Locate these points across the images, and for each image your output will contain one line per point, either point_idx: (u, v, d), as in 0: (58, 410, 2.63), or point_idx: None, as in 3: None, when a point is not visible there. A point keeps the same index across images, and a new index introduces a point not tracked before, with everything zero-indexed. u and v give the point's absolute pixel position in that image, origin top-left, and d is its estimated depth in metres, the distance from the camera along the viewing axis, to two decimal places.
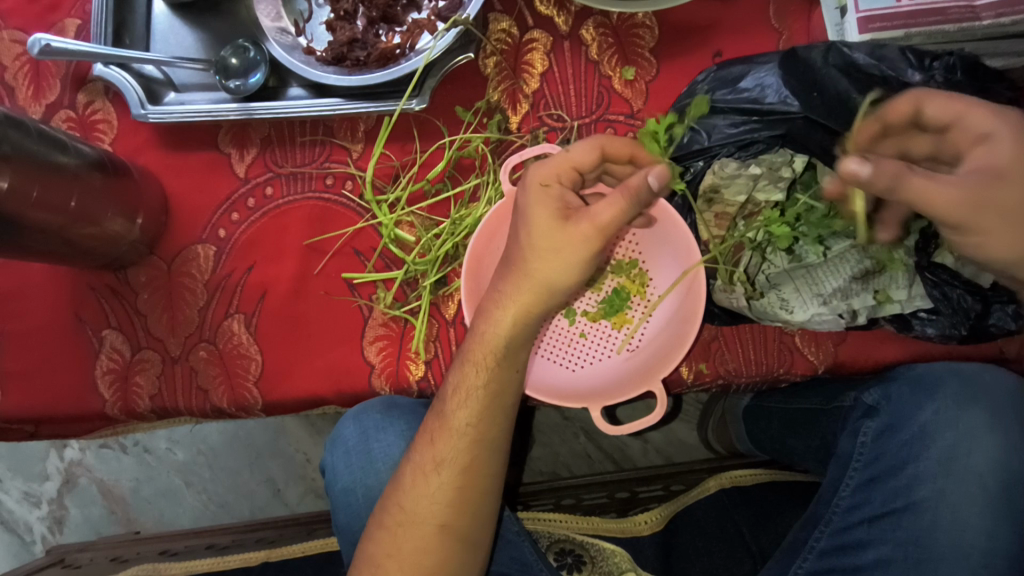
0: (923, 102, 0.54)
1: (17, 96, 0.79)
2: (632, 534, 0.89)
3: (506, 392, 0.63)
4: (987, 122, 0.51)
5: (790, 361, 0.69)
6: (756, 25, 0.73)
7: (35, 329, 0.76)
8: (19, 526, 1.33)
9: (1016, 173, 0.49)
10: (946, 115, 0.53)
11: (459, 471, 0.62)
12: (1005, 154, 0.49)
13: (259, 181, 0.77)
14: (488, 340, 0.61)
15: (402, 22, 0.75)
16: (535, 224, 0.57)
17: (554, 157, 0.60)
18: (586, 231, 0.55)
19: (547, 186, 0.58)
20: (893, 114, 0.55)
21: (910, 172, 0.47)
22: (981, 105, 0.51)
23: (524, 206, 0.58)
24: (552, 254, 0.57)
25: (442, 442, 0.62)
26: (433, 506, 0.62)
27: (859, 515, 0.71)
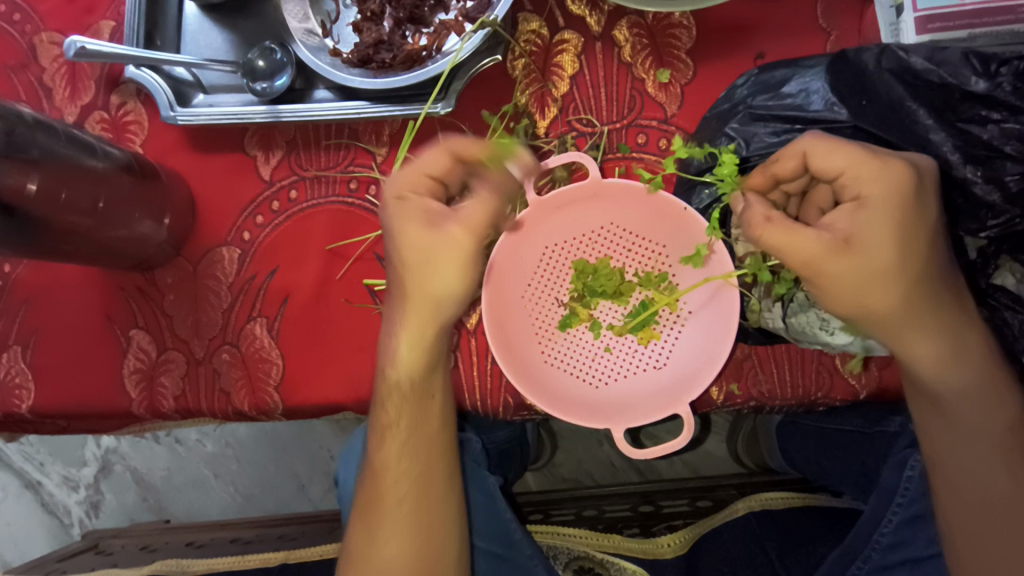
0: (809, 155, 0.52)
1: (54, 98, 0.80)
2: (654, 555, 0.86)
3: (428, 420, 0.64)
4: (871, 184, 0.50)
5: (829, 385, 0.65)
6: (802, 26, 0.69)
7: (67, 326, 0.77)
8: (58, 509, 1.38)
9: (869, 241, 0.49)
10: (833, 168, 0.51)
11: (397, 509, 0.63)
12: (868, 222, 0.50)
13: (285, 184, 0.77)
14: (399, 378, 0.62)
15: (429, 23, 0.74)
16: (401, 239, 0.58)
17: (405, 169, 0.59)
18: (390, 198, 0.59)
19: (401, 200, 0.59)
20: (781, 168, 0.54)
21: (766, 219, 0.51)
22: (865, 158, 0.50)
23: (389, 225, 0.59)
24: (404, 261, 0.59)
25: (376, 486, 0.64)
26: (376, 542, 0.63)
27: (901, 554, 0.67)
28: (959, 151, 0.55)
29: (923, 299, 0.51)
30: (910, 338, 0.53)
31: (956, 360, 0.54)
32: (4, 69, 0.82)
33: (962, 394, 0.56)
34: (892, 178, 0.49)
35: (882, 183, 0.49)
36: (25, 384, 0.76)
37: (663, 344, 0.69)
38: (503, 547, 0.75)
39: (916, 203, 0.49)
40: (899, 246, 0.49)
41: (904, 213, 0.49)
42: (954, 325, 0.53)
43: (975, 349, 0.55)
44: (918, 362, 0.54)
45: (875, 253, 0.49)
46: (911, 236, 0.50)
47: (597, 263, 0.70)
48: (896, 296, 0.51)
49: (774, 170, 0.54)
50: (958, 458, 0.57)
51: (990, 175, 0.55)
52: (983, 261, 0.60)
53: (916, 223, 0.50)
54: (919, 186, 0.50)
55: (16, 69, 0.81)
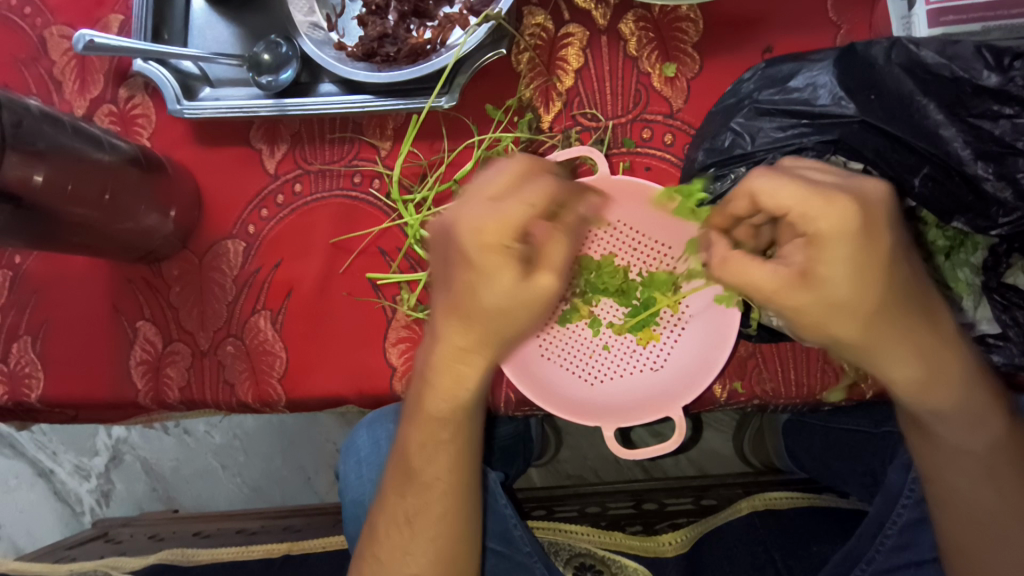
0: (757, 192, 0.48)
1: (64, 91, 0.81)
2: (655, 554, 0.85)
3: (472, 438, 0.62)
4: (819, 220, 0.45)
5: (835, 384, 0.64)
6: (811, 19, 0.68)
7: (76, 317, 0.78)
8: (70, 497, 1.40)
9: (829, 278, 0.46)
10: (783, 203, 0.46)
11: (432, 523, 0.61)
12: (828, 261, 0.46)
13: (289, 177, 0.77)
14: (449, 401, 0.58)
15: (433, 16, 0.74)
16: (496, 287, 0.50)
17: (488, 210, 0.49)
18: (491, 246, 0.49)
19: (506, 246, 0.49)
20: (737, 207, 0.51)
21: (723, 261, 0.50)
22: (816, 195, 0.45)
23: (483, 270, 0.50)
24: (472, 291, 0.51)
25: (416, 497, 0.61)
26: (407, 557, 0.61)
27: (904, 557, 0.67)
28: (970, 146, 0.54)
29: (895, 325, 0.49)
30: (886, 364, 0.51)
31: (936, 381, 0.52)
32: (15, 62, 0.82)
33: (945, 412, 0.54)
34: (844, 211, 0.45)
35: (835, 216, 0.45)
36: (34, 374, 0.77)
37: (662, 346, 0.69)
38: (501, 544, 0.75)
39: (872, 234, 0.45)
40: (856, 284, 0.46)
41: (863, 245, 0.45)
42: (931, 347, 0.51)
43: (956, 368, 0.52)
44: (894, 383, 0.53)
45: (831, 291, 0.46)
46: (872, 268, 0.46)
47: (602, 260, 0.69)
48: (862, 328, 0.48)
49: (728, 207, 0.52)
50: (941, 471, 0.57)
51: (1001, 171, 0.54)
52: (994, 259, 0.59)
53: (874, 255, 0.46)
54: (873, 211, 0.45)
55: (27, 62, 0.82)
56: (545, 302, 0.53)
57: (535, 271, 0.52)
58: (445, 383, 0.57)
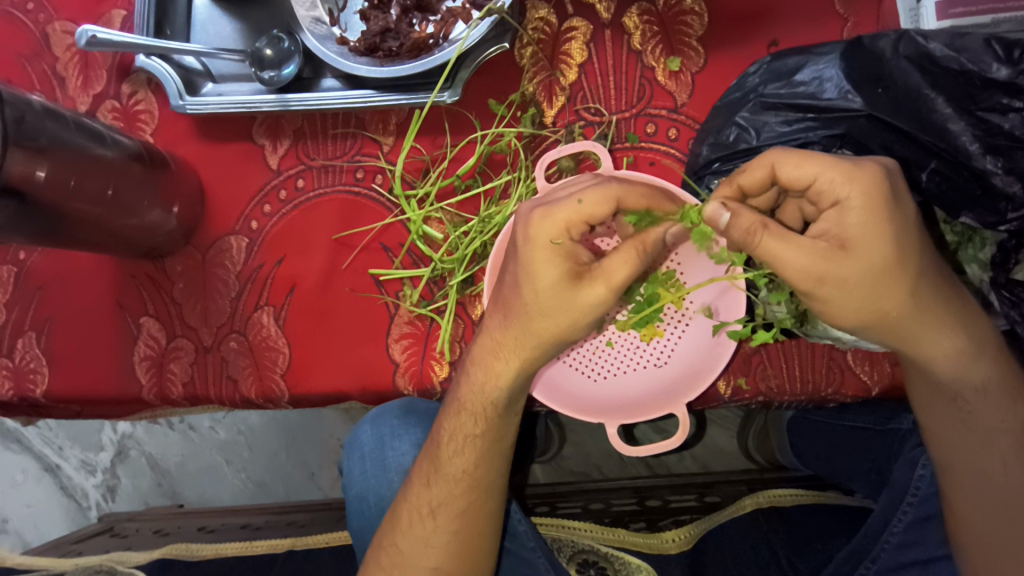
0: (777, 166, 0.49)
1: (67, 87, 0.81)
2: (660, 550, 0.85)
3: (504, 439, 0.62)
4: (847, 188, 0.46)
5: (839, 381, 0.63)
6: (817, 12, 0.67)
7: (80, 313, 0.79)
8: (76, 492, 1.41)
9: (863, 245, 0.46)
10: (801, 177, 0.48)
11: (454, 517, 0.61)
12: (855, 225, 0.46)
13: (292, 173, 0.77)
14: (482, 396, 0.58)
15: (436, 11, 0.73)
16: (540, 283, 0.52)
17: (562, 204, 0.51)
18: (537, 240, 0.51)
19: (558, 243, 0.51)
20: (748, 180, 0.50)
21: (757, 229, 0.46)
22: (837, 166, 0.47)
23: (526, 261, 0.52)
24: (517, 289, 0.53)
25: (438, 489, 0.61)
26: (428, 550, 0.61)
27: (911, 555, 0.66)
28: (978, 140, 0.53)
29: (933, 299, 0.50)
30: (927, 340, 0.51)
31: (976, 357, 0.53)
32: (18, 58, 0.82)
33: (979, 390, 0.55)
34: (867, 181, 0.46)
35: (860, 184, 0.46)
36: (39, 369, 0.78)
37: (666, 343, 0.68)
38: (507, 540, 0.75)
39: (896, 206, 0.47)
40: (897, 252, 0.47)
41: (890, 210, 0.46)
42: (965, 323, 0.52)
43: (988, 346, 0.53)
44: (935, 361, 0.53)
45: (873, 262, 0.47)
46: (907, 236, 0.47)
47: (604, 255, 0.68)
48: (906, 302, 0.49)
49: (741, 181, 0.50)
50: (973, 458, 0.57)
51: (1011, 167, 0.53)
52: (1003, 256, 0.58)
53: (901, 221, 0.47)
54: (893, 186, 0.47)
55: (30, 58, 0.82)
56: (592, 313, 0.52)
57: (586, 279, 0.51)
58: (483, 376, 0.58)
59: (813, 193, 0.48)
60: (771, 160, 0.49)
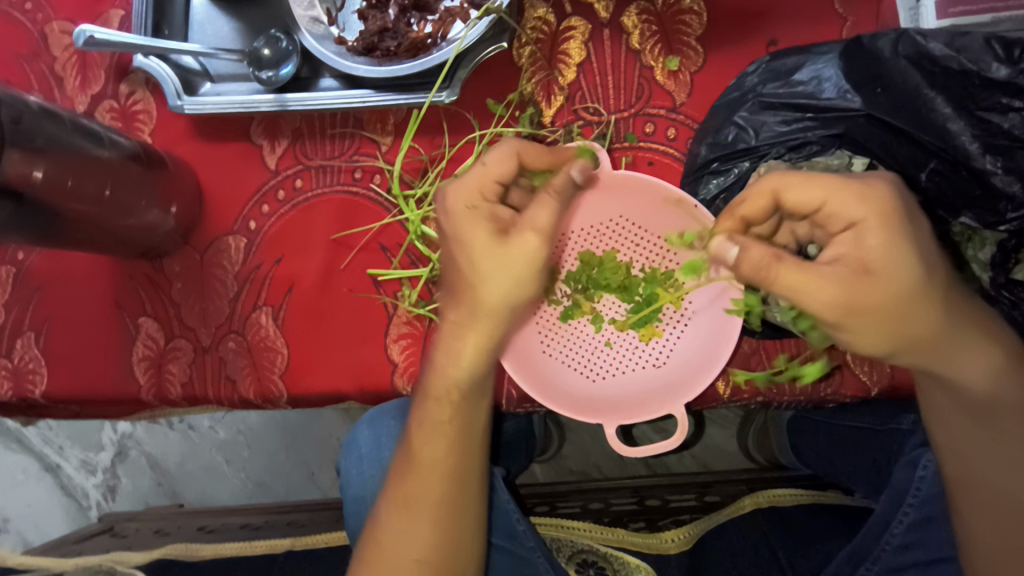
0: (782, 192, 0.50)
1: (65, 87, 0.81)
2: (659, 550, 0.85)
3: (473, 424, 0.61)
4: (859, 208, 0.47)
5: (839, 382, 0.63)
6: (816, 12, 0.67)
7: (79, 314, 0.79)
8: (76, 491, 1.41)
9: (886, 265, 0.46)
10: (809, 201, 0.49)
11: (434, 512, 0.60)
12: (874, 246, 0.46)
13: (290, 173, 0.77)
14: (447, 378, 0.57)
15: (434, 10, 0.73)
16: (473, 249, 0.53)
17: (471, 173, 0.55)
18: (457, 206, 0.54)
19: (474, 207, 0.54)
20: (749, 209, 0.52)
21: (771, 261, 0.46)
22: (845, 187, 0.47)
23: (455, 232, 0.54)
24: (457, 264, 0.55)
25: (416, 480, 0.61)
26: (410, 542, 0.60)
27: (910, 556, 0.66)
28: (979, 140, 0.53)
29: (958, 319, 0.49)
30: (954, 361, 0.51)
31: (1005, 376, 0.52)
32: (15, 58, 0.82)
33: (1011, 410, 0.53)
34: (877, 200, 0.47)
35: (873, 205, 0.47)
36: (38, 369, 0.78)
37: (665, 342, 0.68)
38: (505, 539, 0.75)
39: (914, 223, 0.47)
40: (922, 273, 0.46)
41: (906, 230, 0.46)
42: (990, 341, 0.51)
43: (1016, 365, 0.52)
44: (963, 381, 0.52)
45: (899, 282, 0.46)
46: (928, 256, 0.47)
47: (604, 256, 0.68)
48: (933, 323, 0.48)
49: (742, 211, 0.52)
50: (1002, 482, 0.55)
51: (1011, 166, 0.53)
52: (1003, 255, 0.58)
53: (920, 242, 0.47)
54: (908, 206, 0.47)
55: (28, 58, 0.82)
56: (533, 259, 0.53)
57: (512, 235, 0.53)
58: (448, 362, 0.56)
59: (823, 216, 0.49)
60: (773, 185, 0.50)
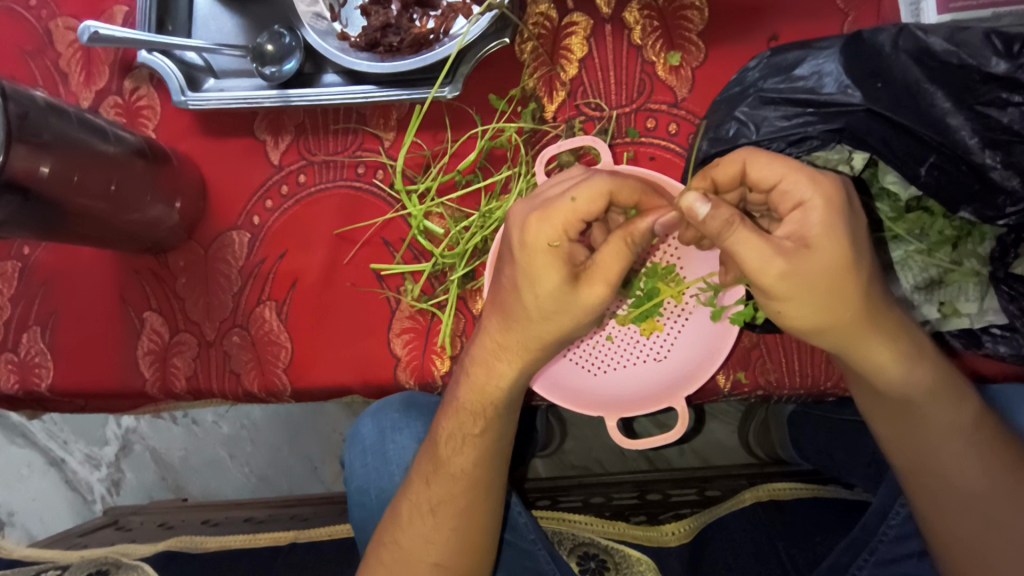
0: (749, 163, 0.50)
1: (70, 83, 0.81)
2: (659, 543, 0.85)
3: (503, 439, 0.62)
4: (806, 189, 0.47)
5: (839, 374, 0.64)
6: (817, 7, 0.67)
7: (84, 308, 0.79)
8: (81, 485, 1.42)
9: (827, 244, 0.46)
10: (768, 176, 0.49)
11: (454, 515, 0.61)
12: (819, 226, 0.46)
13: (293, 168, 0.77)
14: (482, 395, 0.59)
15: (436, 5, 0.73)
16: (539, 287, 0.51)
17: (556, 203, 0.50)
18: (537, 245, 0.50)
19: (556, 245, 0.50)
20: (721, 174, 0.51)
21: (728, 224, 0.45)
22: (802, 169, 0.48)
23: (527, 268, 0.51)
24: (517, 291, 0.53)
25: (441, 486, 0.62)
26: (429, 545, 0.61)
27: (908, 547, 0.66)
28: (978, 135, 0.54)
29: (880, 302, 0.50)
30: (877, 344, 0.51)
31: (920, 360, 0.54)
32: (21, 54, 0.83)
33: (927, 393, 0.55)
34: (827, 185, 0.47)
35: (820, 187, 0.47)
36: (44, 363, 0.78)
37: (666, 336, 0.69)
38: (507, 531, 0.76)
39: (849, 209, 0.47)
40: (854, 255, 0.47)
41: (841, 213, 0.47)
42: (905, 327, 0.52)
43: (924, 350, 0.54)
44: (885, 365, 0.53)
45: (832, 265, 0.46)
46: (859, 240, 0.47)
47: None
48: (859, 308, 0.49)
49: (714, 173, 0.52)
50: (929, 460, 0.57)
51: (1009, 160, 0.54)
52: (1002, 250, 0.58)
53: (853, 226, 0.47)
54: (848, 198, 0.48)
55: (33, 54, 0.82)
56: (593, 312, 0.53)
57: (585, 277, 0.51)
58: (487, 376, 0.58)
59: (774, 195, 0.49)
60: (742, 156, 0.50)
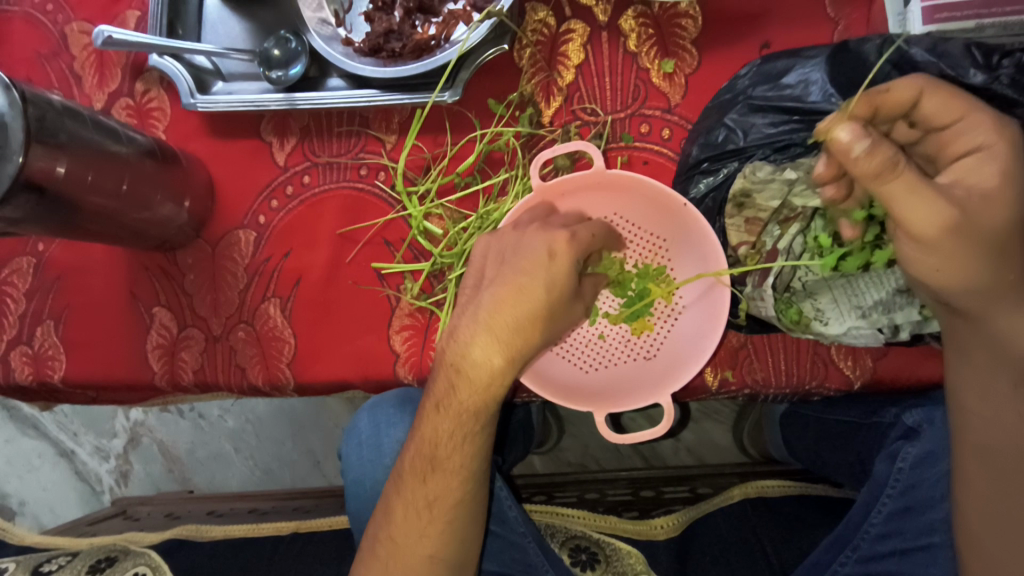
0: (925, 98, 0.49)
1: (83, 85, 0.84)
2: (647, 537, 0.86)
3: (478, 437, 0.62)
4: (985, 135, 0.47)
5: (824, 374, 0.65)
6: (808, 15, 0.69)
7: (95, 302, 0.82)
8: (90, 476, 1.45)
9: (1001, 199, 0.46)
10: (943, 116, 0.49)
11: (418, 513, 0.61)
12: (990, 178, 0.46)
13: (298, 169, 0.80)
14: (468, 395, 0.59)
15: (437, 12, 0.75)
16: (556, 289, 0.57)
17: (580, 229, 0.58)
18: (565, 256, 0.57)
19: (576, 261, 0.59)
20: (889, 100, 0.49)
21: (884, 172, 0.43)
22: (983, 114, 0.48)
23: (553, 272, 0.57)
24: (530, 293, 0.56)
25: (412, 490, 0.62)
26: (419, 542, 0.61)
27: (889, 545, 0.68)
28: None
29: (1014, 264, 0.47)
30: (1002, 308, 0.49)
31: None
32: (37, 57, 0.85)
33: None
34: (1007, 132, 0.47)
35: (1004, 138, 0.47)
36: (58, 356, 0.81)
37: (656, 335, 0.71)
38: (495, 523, 0.78)
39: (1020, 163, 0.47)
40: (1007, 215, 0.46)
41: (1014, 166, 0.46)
42: None
43: None
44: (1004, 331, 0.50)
45: (988, 217, 0.46)
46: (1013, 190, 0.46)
47: None
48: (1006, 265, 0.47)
49: (880, 100, 0.50)
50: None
51: None
52: None
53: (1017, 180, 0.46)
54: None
55: (48, 57, 0.85)
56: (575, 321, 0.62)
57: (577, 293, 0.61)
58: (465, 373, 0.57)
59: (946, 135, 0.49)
60: (922, 85, 0.48)
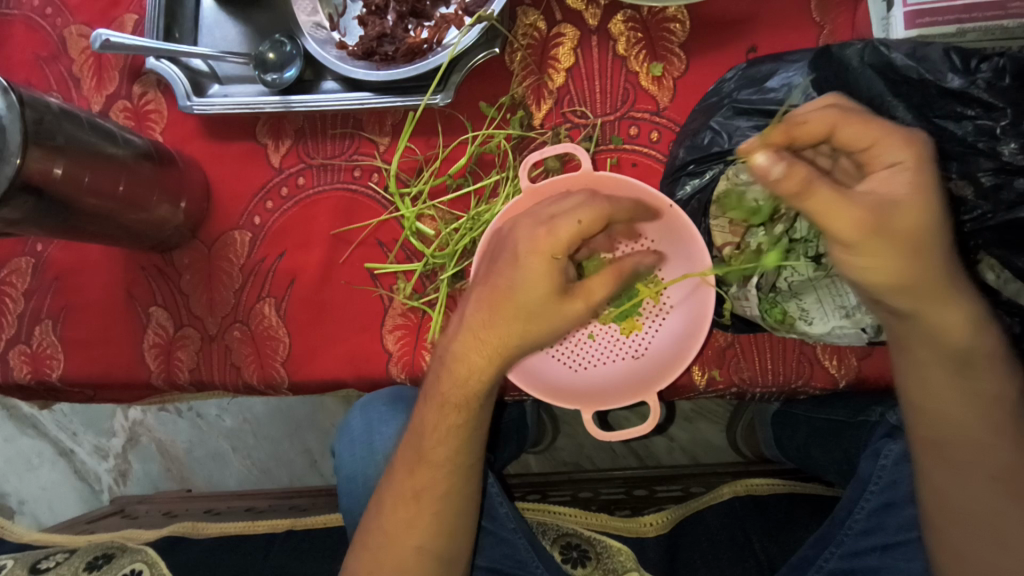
0: (836, 125, 0.49)
1: (82, 88, 0.85)
2: (637, 534, 0.88)
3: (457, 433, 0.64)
4: (900, 151, 0.48)
5: (809, 372, 0.66)
6: (794, 20, 0.70)
7: (93, 302, 0.83)
8: (89, 475, 1.46)
9: (915, 203, 0.46)
10: (857, 142, 0.49)
11: (409, 509, 0.62)
12: (903, 186, 0.47)
13: (293, 171, 0.81)
14: (462, 389, 0.60)
15: (430, 16, 0.77)
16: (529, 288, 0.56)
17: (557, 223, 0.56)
18: (539, 256, 0.56)
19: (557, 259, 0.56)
20: (802, 132, 0.50)
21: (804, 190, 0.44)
22: (894, 132, 0.48)
23: (525, 271, 0.56)
24: (508, 292, 0.56)
25: (400, 485, 0.63)
26: (403, 539, 0.63)
27: (872, 541, 0.69)
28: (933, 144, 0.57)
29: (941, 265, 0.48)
30: (943, 305, 0.50)
31: (981, 323, 0.52)
32: (36, 60, 0.87)
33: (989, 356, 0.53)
34: (917, 145, 0.48)
35: (914, 149, 0.48)
36: (56, 355, 0.82)
37: (645, 335, 0.72)
38: (485, 519, 0.78)
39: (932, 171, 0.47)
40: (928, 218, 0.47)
41: (925, 173, 0.47)
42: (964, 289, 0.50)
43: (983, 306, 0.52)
44: (943, 329, 0.51)
45: (913, 222, 0.46)
46: (926, 196, 0.47)
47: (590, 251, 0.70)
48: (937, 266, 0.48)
49: (796, 131, 0.50)
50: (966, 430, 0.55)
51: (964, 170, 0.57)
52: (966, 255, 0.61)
53: (932, 185, 0.47)
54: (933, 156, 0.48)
55: (48, 60, 0.86)
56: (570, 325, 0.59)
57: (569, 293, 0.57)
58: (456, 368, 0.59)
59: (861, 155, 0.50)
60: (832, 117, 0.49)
